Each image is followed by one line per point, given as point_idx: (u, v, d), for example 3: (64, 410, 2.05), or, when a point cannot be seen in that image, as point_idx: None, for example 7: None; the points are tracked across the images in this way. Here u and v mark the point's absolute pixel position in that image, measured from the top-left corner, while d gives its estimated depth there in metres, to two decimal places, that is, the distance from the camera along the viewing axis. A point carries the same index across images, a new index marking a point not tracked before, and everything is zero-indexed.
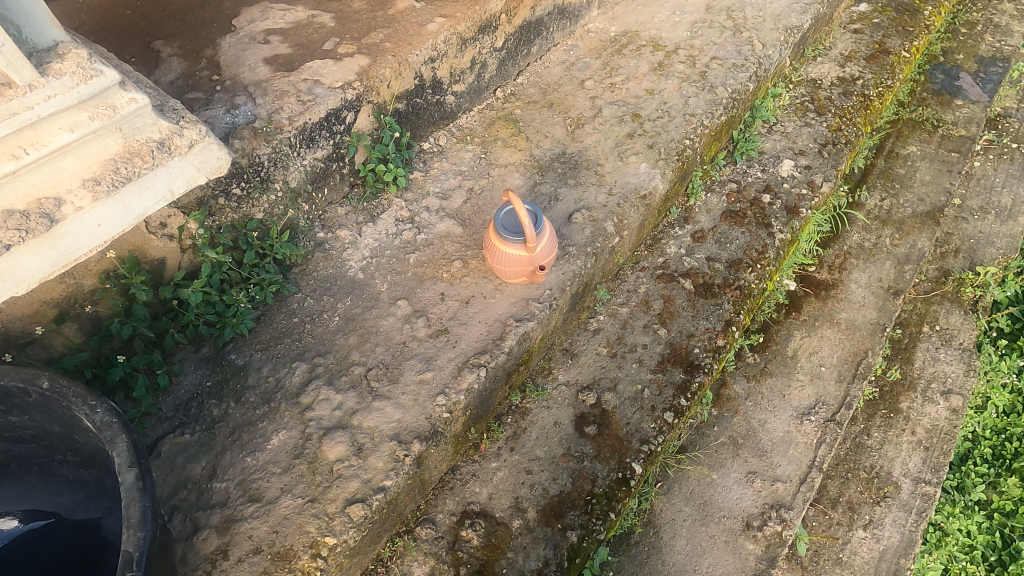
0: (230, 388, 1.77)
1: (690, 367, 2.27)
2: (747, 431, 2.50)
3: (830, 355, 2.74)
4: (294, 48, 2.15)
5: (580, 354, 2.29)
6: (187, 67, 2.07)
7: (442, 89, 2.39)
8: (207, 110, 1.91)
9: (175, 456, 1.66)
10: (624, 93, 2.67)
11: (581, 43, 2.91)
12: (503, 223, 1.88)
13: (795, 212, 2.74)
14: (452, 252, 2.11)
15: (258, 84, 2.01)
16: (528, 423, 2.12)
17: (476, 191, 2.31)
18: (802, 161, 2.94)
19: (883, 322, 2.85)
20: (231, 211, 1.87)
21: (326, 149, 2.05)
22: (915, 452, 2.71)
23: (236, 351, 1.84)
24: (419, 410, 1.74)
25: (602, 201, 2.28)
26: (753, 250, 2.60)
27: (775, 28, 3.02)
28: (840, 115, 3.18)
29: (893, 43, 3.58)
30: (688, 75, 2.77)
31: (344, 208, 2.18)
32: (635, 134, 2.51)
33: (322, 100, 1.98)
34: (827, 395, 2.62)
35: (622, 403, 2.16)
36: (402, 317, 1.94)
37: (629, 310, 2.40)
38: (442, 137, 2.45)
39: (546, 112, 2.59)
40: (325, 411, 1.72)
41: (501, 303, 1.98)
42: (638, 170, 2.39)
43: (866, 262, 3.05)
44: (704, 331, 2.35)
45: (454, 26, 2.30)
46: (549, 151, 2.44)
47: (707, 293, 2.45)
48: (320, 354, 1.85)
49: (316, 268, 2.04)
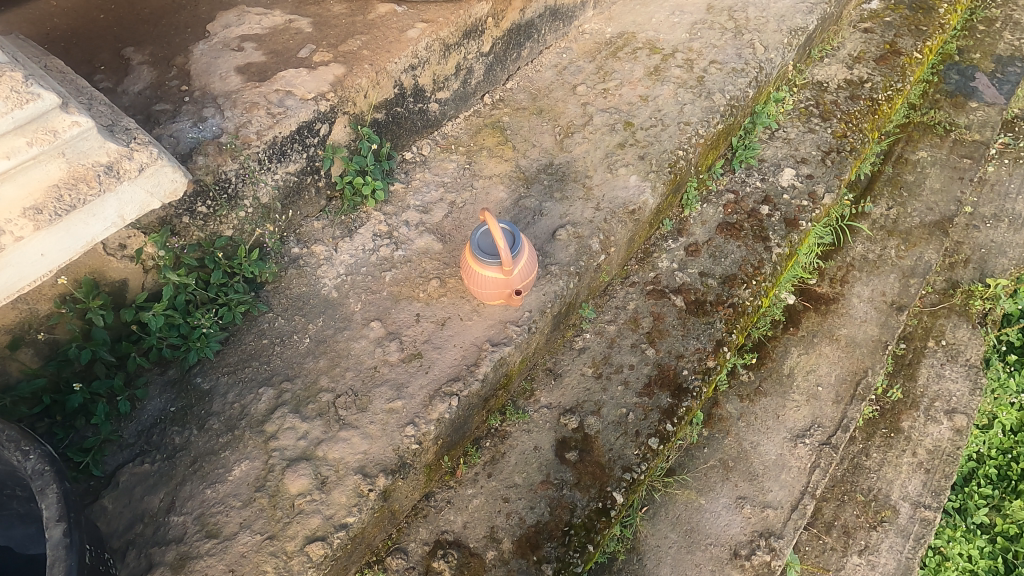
0: (194, 414, 1.72)
1: (678, 390, 2.18)
2: (738, 454, 2.42)
3: (828, 374, 2.63)
4: (269, 55, 2.06)
5: (564, 375, 2.21)
6: (157, 76, 1.99)
7: (424, 97, 2.29)
8: (174, 122, 1.84)
9: (133, 486, 1.60)
10: (617, 100, 2.57)
11: (575, 46, 2.80)
12: (480, 244, 1.79)
13: (794, 225, 2.63)
14: (429, 270, 2.04)
15: (227, 95, 1.93)
16: (507, 448, 2.06)
17: (458, 204, 2.22)
18: (804, 170, 2.82)
19: (885, 339, 2.74)
20: (197, 229, 1.81)
21: (298, 163, 1.97)
22: (916, 474, 2.61)
23: (202, 374, 1.79)
24: (387, 441, 1.67)
25: (588, 216, 2.18)
26: (748, 265, 2.49)
27: (779, 30, 2.88)
28: (846, 120, 3.04)
29: (905, 43, 3.43)
30: (685, 80, 2.65)
31: (320, 222, 2.11)
32: (626, 144, 2.40)
33: (293, 113, 1.90)
34: (824, 416, 2.52)
35: (605, 427, 2.09)
36: (374, 340, 1.87)
37: (617, 328, 2.32)
38: (425, 146, 2.36)
39: (534, 119, 2.50)
40: (290, 440, 1.67)
41: (478, 326, 1.89)
42: (627, 183, 2.28)
43: (869, 274, 2.93)
44: (694, 352, 2.26)
45: (436, 32, 2.20)
46: (535, 161, 2.35)
47: (699, 310, 2.36)
48: (289, 379, 1.79)
49: (289, 285, 1.97)
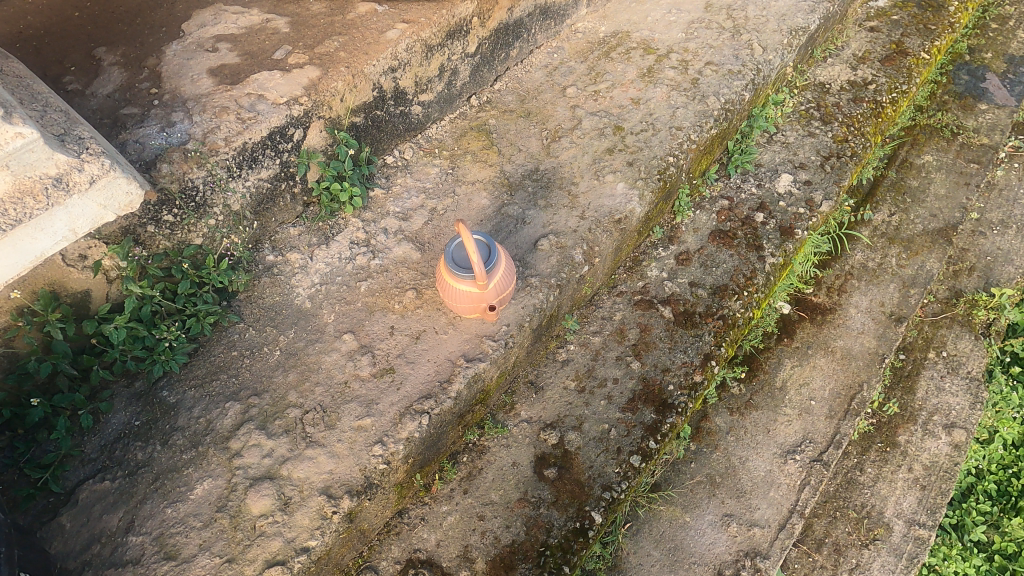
0: (158, 429, 1.68)
1: (663, 406, 2.11)
2: (726, 469, 2.35)
3: (822, 388, 2.56)
4: (243, 57, 2.00)
5: (546, 389, 2.15)
6: (127, 78, 1.94)
7: (406, 99, 2.22)
8: (141, 127, 1.79)
9: (92, 504, 1.56)
10: (608, 103, 2.48)
11: (567, 45, 2.72)
12: (454, 256, 1.73)
13: (790, 234, 2.54)
14: (406, 280, 1.98)
15: (197, 98, 1.87)
16: (484, 463, 2.01)
17: (439, 211, 2.15)
18: (802, 176, 2.72)
19: (882, 351, 2.66)
20: (163, 239, 1.76)
21: (271, 169, 1.92)
22: (911, 491, 2.54)
23: (168, 388, 1.75)
24: (353, 461, 1.62)
25: (572, 225, 2.11)
26: (740, 275, 2.42)
27: (778, 30, 2.77)
28: (848, 124, 2.94)
29: (912, 43, 3.31)
30: (679, 82, 2.56)
31: (296, 228, 2.05)
32: (615, 149, 2.32)
33: (264, 118, 1.85)
34: (816, 432, 2.45)
35: (586, 444, 2.03)
36: (346, 354, 1.81)
37: (602, 340, 2.25)
38: (408, 150, 2.28)
39: (521, 122, 2.42)
40: (254, 458, 1.62)
41: (453, 340, 1.84)
42: (614, 190, 2.20)
43: (868, 283, 2.85)
44: (681, 366, 2.19)
45: (417, 33, 2.12)
46: (520, 167, 2.28)
47: (687, 322, 2.29)
48: (256, 394, 1.74)
49: (262, 295, 1.92)
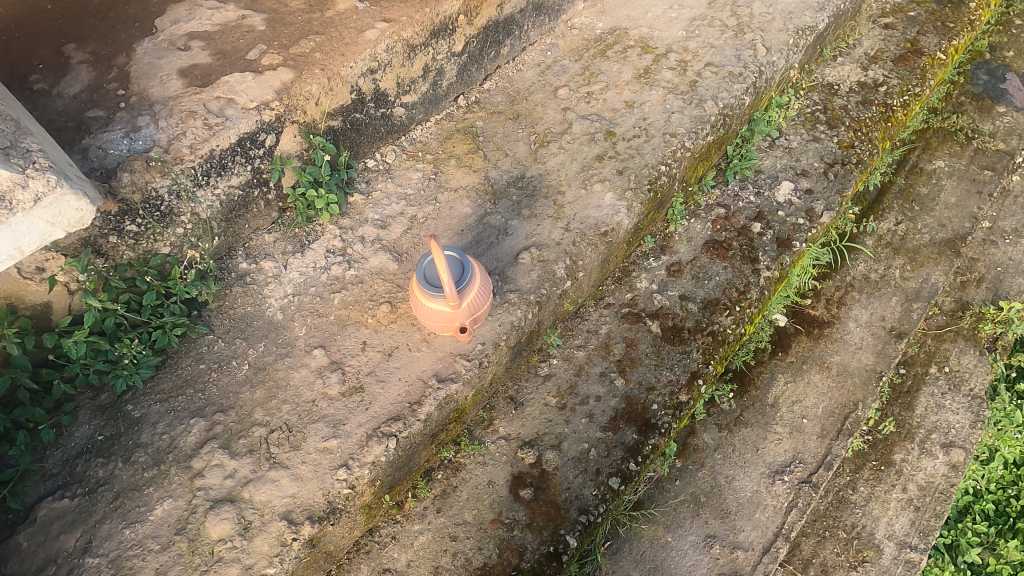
0: (121, 445, 1.64)
1: (646, 426, 2.05)
2: (711, 488, 2.29)
3: (815, 406, 2.48)
4: (215, 57, 1.92)
5: (526, 405, 2.09)
6: (95, 77, 1.87)
7: (388, 101, 2.13)
8: (106, 132, 1.73)
9: (50, 523, 1.53)
10: (600, 105, 2.38)
11: (562, 42, 2.61)
12: (426, 274, 1.66)
13: (787, 246, 2.45)
14: (381, 292, 1.91)
15: (165, 101, 1.80)
16: (459, 481, 1.96)
17: (420, 219, 2.08)
18: (803, 184, 2.61)
19: (880, 369, 2.57)
20: (127, 249, 1.72)
21: (242, 176, 1.85)
22: (904, 512, 2.47)
23: (133, 402, 1.71)
24: (317, 485, 1.59)
25: (556, 238, 2.03)
26: (733, 289, 2.33)
27: (784, 29, 2.64)
28: (855, 128, 2.81)
29: (927, 42, 3.16)
30: (676, 84, 2.44)
31: (271, 235, 1.99)
32: (605, 156, 2.22)
33: (233, 124, 1.79)
34: (806, 451, 2.38)
35: (564, 464, 1.98)
36: (315, 370, 1.76)
37: (586, 355, 2.19)
38: (390, 153, 2.20)
39: (510, 124, 2.33)
40: (216, 479, 1.58)
41: (426, 358, 1.78)
42: (602, 201, 2.11)
43: (870, 296, 2.75)
44: (666, 385, 2.12)
45: (398, 33, 2.04)
46: (506, 173, 2.19)
47: (675, 338, 2.21)
48: (222, 410, 1.70)
49: (233, 305, 1.87)
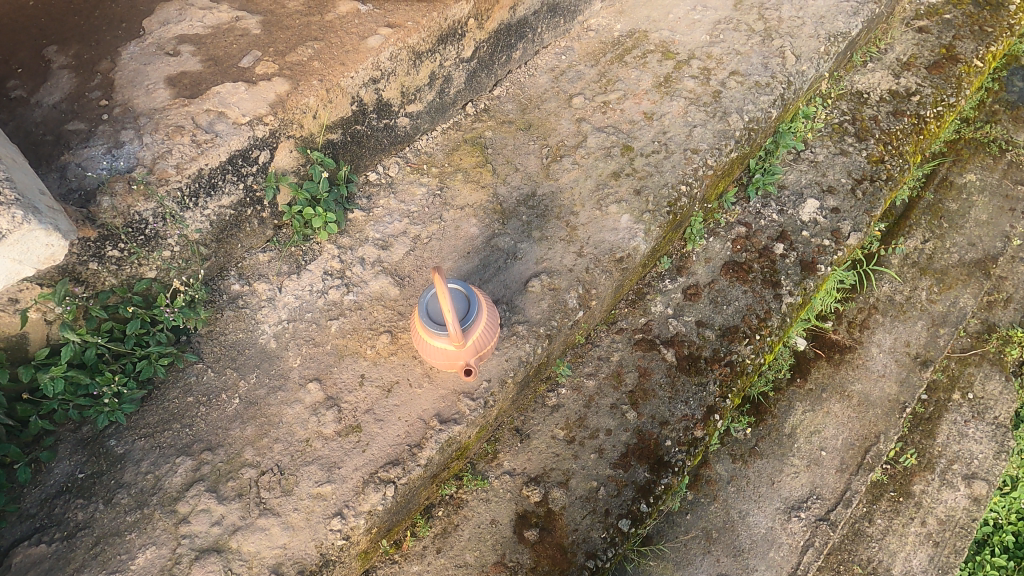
0: (102, 485, 1.54)
1: (658, 464, 1.94)
2: (724, 523, 2.19)
3: (834, 437, 2.36)
4: (206, 64, 1.78)
5: (532, 437, 1.99)
6: (77, 84, 1.74)
7: (391, 112, 2.00)
8: (87, 148, 1.61)
9: (24, 571, 1.44)
10: (617, 116, 2.23)
11: (577, 45, 2.45)
12: (429, 310, 1.55)
13: (811, 270, 2.31)
14: (381, 320, 1.80)
15: (151, 114, 1.68)
16: (461, 519, 1.87)
17: (423, 239, 1.95)
18: (830, 202, 2.47)
19: (904, 399, 2.45)
20: (109, 275, 1.60)
21: (234, 195, 1.73)
22: (922, 547, 2.36)
23: (117, 437, 1.61)
24: (309, 535, 1.49)
25: (568, 263, 1.90)
26: (753, 316, 2.20)
27: (815, 35, 2.47)
28: (885, 141, 2.65)
29: (963, 48, 2.98)
30: (699, 94, 2.28)
31: (266, 254, 1.87)
32: (622, 173, 2.08)
33: (223, 140, 1.67)
34: (824, 486, 2.27)
35: (571, 503, 1.88)
36: (310, 406, 1.65)
37: (596, 384, 2.07)
38: (393, 166, 2.07)
39: (521, 135, 2.19)
40: (202, 526, 1.49)
41: (428, 396, 1.67)
42: (617, 223, 1.97)
43: (894, 320, 2.62)
44: (680, 419, 2.01)
45: (403, 39, 1.90)
46: (516, 190, 2.06)
47: (691, 368, 2.09)
48: (210, 448, 1.60)
49: (225, 331, 1.76)
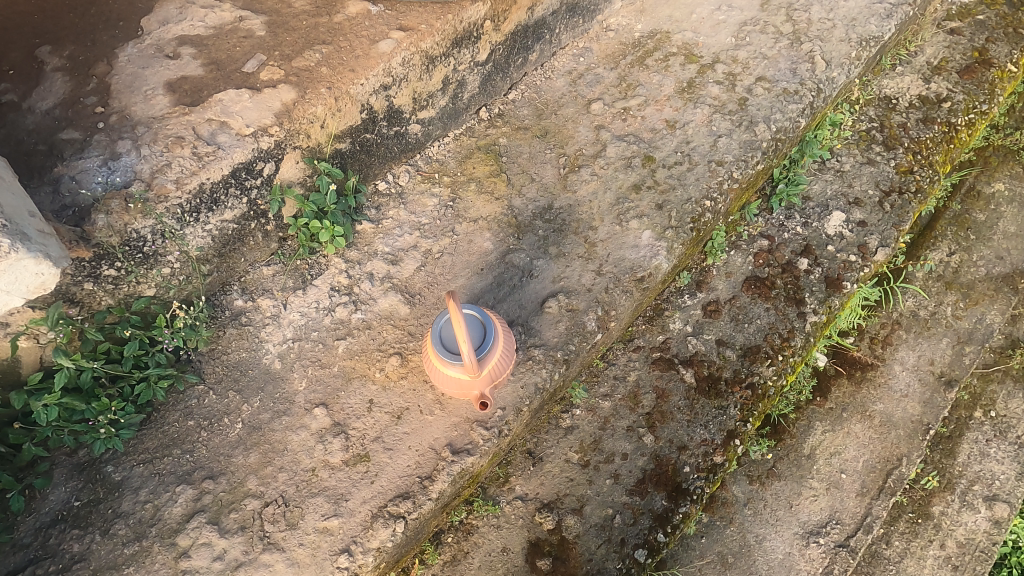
0: (99, 514, 1.48)
1: (676, 492, 1.87)
2: (740, 548, 2.13)
3: (855, 459, 2.29)
4: (207, 68, 1.68)
5: (545, 461, 1.92)
6: (71, 88, 1.64)
7: (402, 119, 1.90)
8: (81, 159, 1.53)
9: None
10: (638, 124, 2.13)
11: (596, 46, 2.34)
12: (442, 336, 1.48)
13: (836, 286, 2.22)
14: (391, 341, 1.72)
15: (150, 122, 1.59)
16: (471, 545, 1.82)
17: (434, 254, 1.87)
18: (856, 214, 2.37)
19: (927, 421, 2.37)
20: (106, 295, 1.53)
21: (237, 209, 1.65)
22: (941, 571, 2.30)
23: (114, 463, 1.54)
24: (316, 572, 1.43)
25: (586, 282, 1.81)
26: (775, 335, 2.12)
27: (845, 39, 2.35)
28: (914, 151, 2.54)
29: (997, 52, 2.84)
30: (724, 102, 2.18)
31: (270, 267, 1.78)
32: (643, 186, 1.99)
33: (225, 153, 1.59)
34: (843, 511, 2.21)
35: (585, 531, 1.82)
36: (315, 433, 1.58)
37: (612, 406, 2.00)
38: (403, 174, 1.97)
39: (537, 143, 2.09)
40: (204, 560, 1.43)
41: (439, 425, 1.60)
42: (638, 240, 1.89)
43: (918, 336, 2.53)
44: (699, 445, 1.94)
45: (416, 43, 1.80)
46: (532, 202, 1.97)
47: (710, 391, 2.01)
48: (212, 477, 1.53)
49: (227, 350, 1.68)
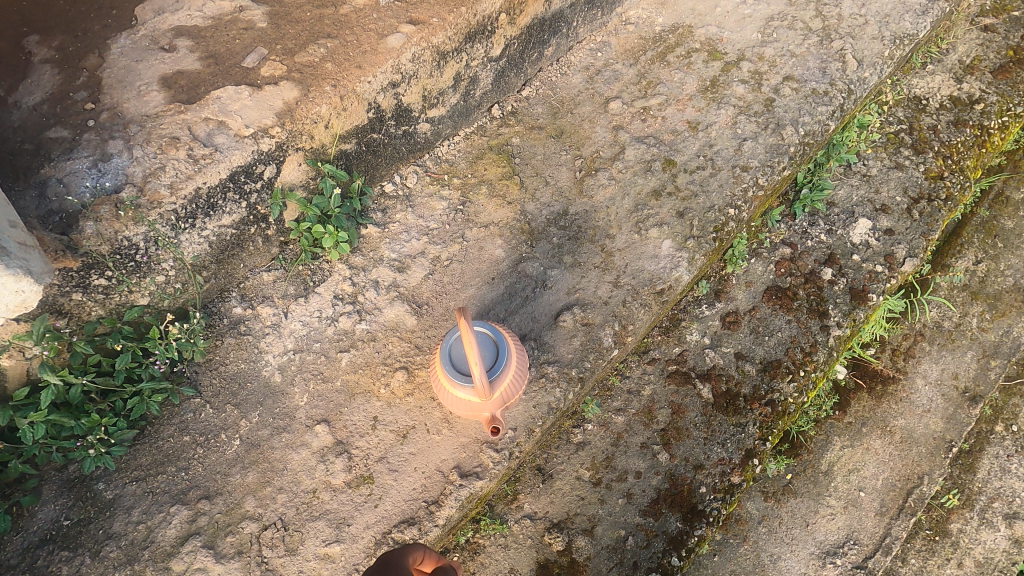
0: (89, 535, 1.41)
1: (691, 513, 1.81)
2: (754, 568, 2.05)
3: (874, 477, 2.21)
4: (205, 62, 1.58)
5: (555, 478, 1.85)
6: (60, 82, 1.55)
7: (411, 117, 1.80)
8: (70, 160, 1.44)
9: None
10: (659, 125, 2.02)
11: (614, 40, 2.22)
12: (452, 355, 1.39)
13: (862, 298, 2.12)
14: (397, 354, 1.63)
15: (143, 121, 1.50)
16: (477, 566, 1.76)
17: (443, 261, 1.77)
18: (883, 222, 2.27)
19: (950, 438, 2.28)
20: (95, 305, 1.45)
21: (235, 214, 1.56)
22: None
23: (105, 480, 1.47)
24: None
25: (603, 295, 1.73)
26: (797, 349, 2.02)
27: (878, 37, 2.21)
28: (944, 155, 2.42)
29: None
30: (750, 102, 2.06)
31: (270, 273, 1.69)
32: (663, 192, 1.89)
33: (224, 155, 1.49)
34: (862, 531, 2.14)
35: (596, 553, 1.76)
36: (316, 452, 1.51)
37: (625, 421, 1.92)
38: (411, 175, 1.87)
39: (551, 144, 1.98)
40: None
41: (447, 445, 1.53)
42: (658, 250, 1.79)
43: (942, 349, 2.40)
44: (716, 464, 1.86)
45: (428, 38, 1.69)
46: (546, 207, 1.87)
47: (728, 407, 1.93)
48: (207, 497, 1.46)
49: (225, 360, 1.60)
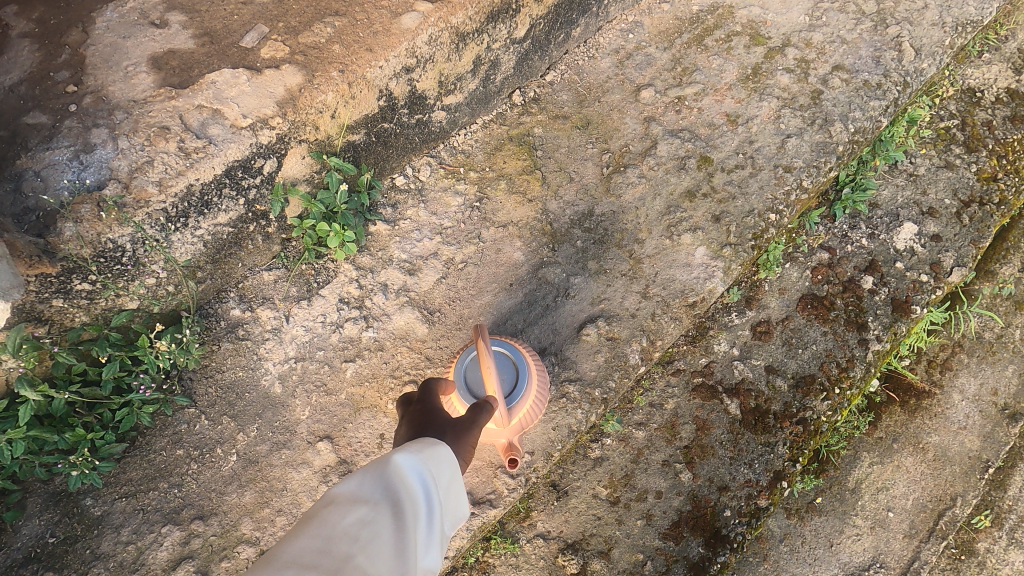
0: (75, 555, 1.32)
1: (714, 539, 1.71)
2: None
3: (904, 497, 2.09)
4: (200, 40, 1.43)
5: (570, 495, 1.75)
6: (40, 60, 1.40)
7: (426, 105, 1.64)
8: (49, 151, 1.30)
9: None
10: (694, 117, 1.85)
11: (647, 20, 2.03)
12: (467, 378, 1.26)
13: (904, 310, 1.98)
14: (406, 366, 1.52)
15: (130, 107, 1.35)
16: None
17: (457, 263, 1.64)
18: (929, 227, 2.10)
19: (986, 457, 2.14)
20: (80, 312, 1.35)
21: (233, 211, 1.43)
22: None
23: (92, 496, 1.37)
24: None
25: (630, 307, 1.60)
26: (833, 364, 1.89)
27: (938, 24, 1.99)
28: (999, 154, 2.22)
29: None
30: (795, 94, 1.88)
31: (272, 272, 1.56)
32: (698, 193, 1.73)
33: (218, 149, 1.35)
34: (888, 553, 2.05)
35: None
36: (318, 472, 1.43)
37: (647, 436, 1.80)
38: (425, 167, 1.73)
39: (576, 135, 1.82)
40: None
41: None
42: (691, 258, 1.65)
43: (981, 362, 2.22)
44: (743, 486, 1.75)
45: (445, 18, 1.52)
46: (570, 206, 1.72)
47: (757, 425, 1.80)
48: (201, 517, 1.38)
49: (221, 368, 1.48)
